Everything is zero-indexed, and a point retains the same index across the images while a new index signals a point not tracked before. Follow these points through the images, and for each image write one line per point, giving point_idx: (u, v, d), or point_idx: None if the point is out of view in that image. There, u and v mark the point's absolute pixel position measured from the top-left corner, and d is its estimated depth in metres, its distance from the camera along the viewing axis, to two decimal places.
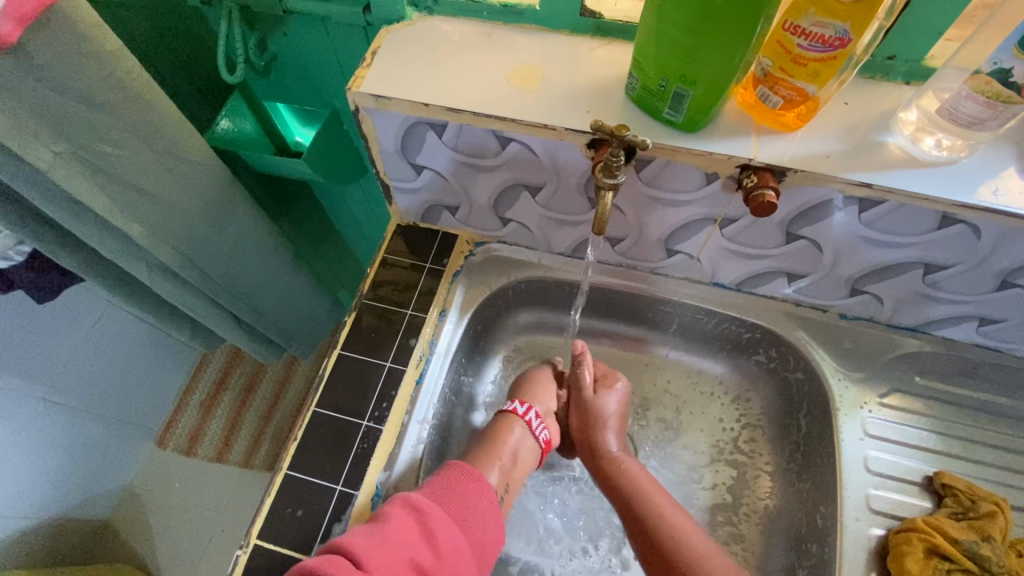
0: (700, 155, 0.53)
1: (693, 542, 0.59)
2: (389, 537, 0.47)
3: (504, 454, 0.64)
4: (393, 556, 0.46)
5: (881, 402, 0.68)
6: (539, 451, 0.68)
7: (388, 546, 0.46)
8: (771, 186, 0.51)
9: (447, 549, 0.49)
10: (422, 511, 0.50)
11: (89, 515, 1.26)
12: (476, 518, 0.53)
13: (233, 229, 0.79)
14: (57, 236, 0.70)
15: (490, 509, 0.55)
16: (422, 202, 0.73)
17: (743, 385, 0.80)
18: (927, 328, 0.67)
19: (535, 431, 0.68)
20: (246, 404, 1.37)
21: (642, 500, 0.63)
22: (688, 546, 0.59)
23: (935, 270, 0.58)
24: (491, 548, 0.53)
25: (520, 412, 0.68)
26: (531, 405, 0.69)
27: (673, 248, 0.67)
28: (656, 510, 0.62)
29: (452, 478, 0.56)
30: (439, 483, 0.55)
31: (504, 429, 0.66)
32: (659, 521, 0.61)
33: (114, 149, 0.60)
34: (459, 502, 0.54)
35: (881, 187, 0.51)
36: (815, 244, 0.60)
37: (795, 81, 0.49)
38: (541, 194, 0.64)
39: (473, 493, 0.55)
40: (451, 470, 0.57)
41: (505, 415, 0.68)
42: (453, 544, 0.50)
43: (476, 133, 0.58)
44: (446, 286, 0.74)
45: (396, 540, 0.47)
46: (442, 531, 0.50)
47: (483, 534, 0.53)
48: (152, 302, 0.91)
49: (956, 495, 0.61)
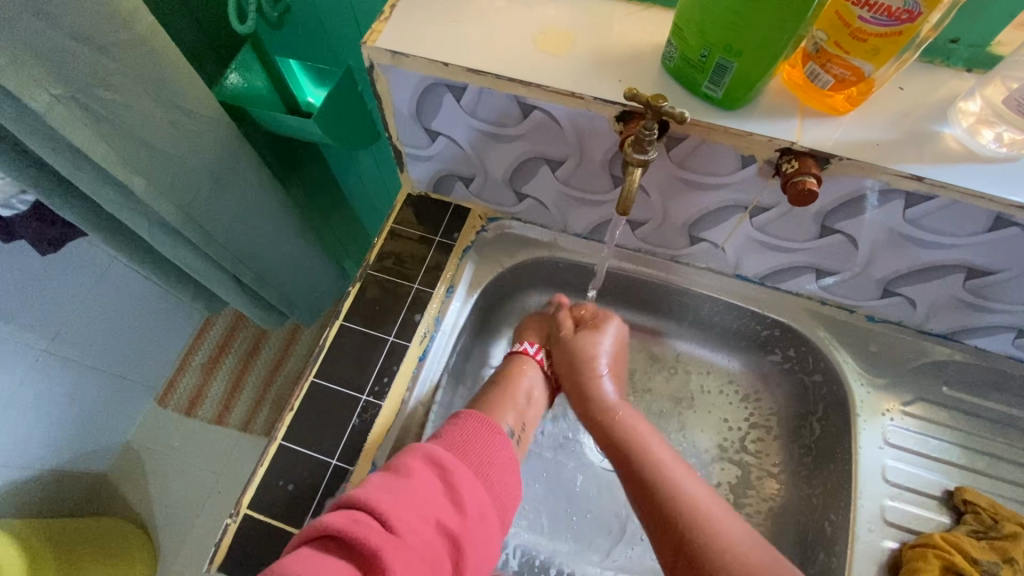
0: (737, 135, 0.49)
1: (683, 484, 0.55)
2: (414, 496, 0.43)
3: (519, 394, 0.63)
4: (420, 518, 0.42)
5: (903, 411, 0.65)
6: (550, 392, 0.68)
7: (414, 506, 0.42)
8: (813, 173, 0.48)
9: (473, 508, 0.45)
10: (446, 469, 0.47)
11: (89, 468, 1.26)
12: (498, 473, 0.50)
13: (238, 188, 0.76)
14: (57, 185, 0.68)
15: (511, 464, 0.52)
16: (435, 172, 0.69)
17: (757, 384, 0.77)
18: (959, 336, 0.63)
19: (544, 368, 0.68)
20: (246, 369, 1.35)
21: (632, 440, 0.59)
22: (674, 485, 0.54)
23: (979, 275, 0.55)
24: (513, 506, 0.50)
25: (532, 352, 0.68)
26: (541, 346, 0.70)
27: (697, 235, 0.64)
28: (647, 453, 0.58)
29: (472, 431, 0.52)
30: (460, 437, 0.51)
31: (518, 368, 0.66)
32: (649, 464, 0.57)
33: (115, 95, 0.57)
34: (481, 457, 0.50)
35: (932, 181, 0.47)
36: (851, 240, 0.56)
37: (850, 59, 0.45)
38: (561, 169, 0.61)
39: (495, 450, 0.51)
40: (470, 421, 0.52)
41: (516, 356, 0.68)
42: (479, 502, 0.46)
43: (498, 98, 0.54)
44: (455, 261, 0.70)
45: (422, 499, 0.43)
46: (467, 490, 0.46)
47: (508, 490, 0.50)
48: (155, 260, 0.89)
49: (978, 512, 0.59)
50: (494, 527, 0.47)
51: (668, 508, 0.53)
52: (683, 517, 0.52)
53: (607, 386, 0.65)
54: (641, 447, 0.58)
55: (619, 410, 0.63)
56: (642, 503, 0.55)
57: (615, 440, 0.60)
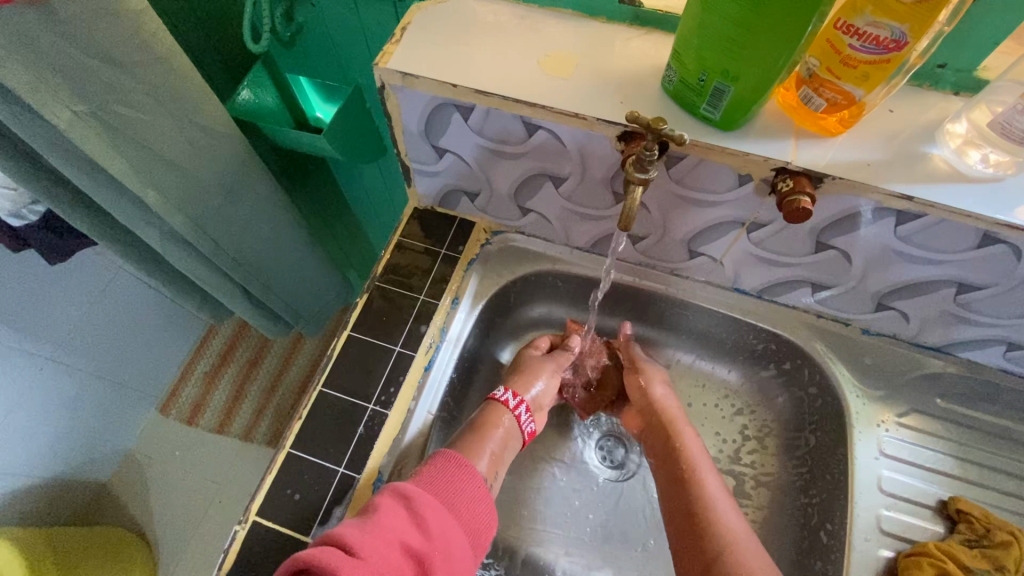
0: (735, 155, 0.51)
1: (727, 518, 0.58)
2: (378, 526, 0.45)
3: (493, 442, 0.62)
4: (384, 542, 0.43)
5: (898, 422, 0.67)
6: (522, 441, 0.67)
7: (379, 533, 0.44)
8: (807, 192, 0.50)
9: (439, 532, 0.47)
10: (412, 498, 0.48)
11: (90, 476, 1.26)
12: (465, 503, 0.52)
13: (249, 200, 0.78)
14: (71, 197, 0.69)
15: (479, 492, 0.53)
16: (441, 186, 0.71)
17: (754, 395, 0.78)
18: (951, 349, 0.65)
19: (519, 417, 0.66)
20: (249, 378, 1.36)
21: (689, 469, 0.64)
22: (719, 517, 0.59)
23: (969, 290, 0.56)
24: (484, 532, 0.52)
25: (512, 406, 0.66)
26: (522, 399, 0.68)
27: (696, 249, 0.66)
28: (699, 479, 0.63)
29: (438, 466, 0.54)
30: (426, 473, 0.53)
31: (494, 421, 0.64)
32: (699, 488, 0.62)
33: (133, 112, 0.59)
34: (448, 488, 0.52)
35: (921, 200, 0.49)
36: (845, 255, 0.58)
37: (842, 84, 0.47)
38: (565, 185, 0.63)
39: (461, 481, 0.53)
40: (437, 460, 0.54)
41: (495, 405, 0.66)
42: (444, 527, 0.48)
43: (504, 118, 0.56)
44: (460, 274, 0.72)
45: (388, 527, 0.45)
46: (432, 515, 0.48)
47: (474, 518, 0.51)
48: (164, 270, 0.91)
49: (971, 522, 0.60)
50: (464, 551, 0.48)
51: (709, 537, 0.57)
52: (723, 546, 0.56)
53: (677, 418, 0.69)
54: (697, 481, 0.62)
55: (688, 444, 0.66)
56: (683, 528, 0.60)
57: (673, 467, 0.65)
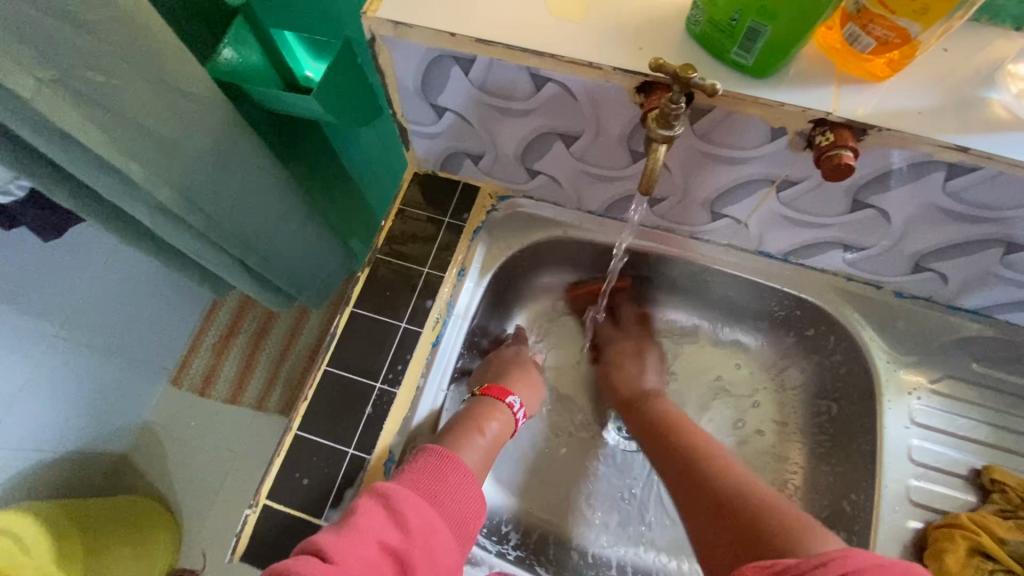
0: (768, 105, 0.45)
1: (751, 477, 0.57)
2: (356, 528, 0.44)
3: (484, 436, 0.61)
4: (361, 546, 0.42)
5: (930, 388, 0.64)
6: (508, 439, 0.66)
7: (356, 536, 0.43)
8: (849, 146, 0.45)
9: (420, 529, 0.46)
10: (393, 496, 0.47)
11: (108, 449, 1.27)
12: (450, 497, 0.50)
13: (240, 170, 0.74)
14: (51, 170, 0.65)
15: (466, 485, 0.52)
16: (443, 149, 0.66)
17: (775, 361, 0.76)
18: (990, 312, 0.61)
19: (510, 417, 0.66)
20: (258, 349, 1.35)
21: (670, 430, 0.65)
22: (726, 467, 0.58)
23: (1018, 250, 0.52)
24: (471, 522, 0.50)
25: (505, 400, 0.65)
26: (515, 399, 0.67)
27: (719, 211, 0.61)
28: (687, 432, 0.64)
29: (423, 463, 0.52)
30: (410, 469, 0.51)
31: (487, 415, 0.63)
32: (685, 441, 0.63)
33: (104, 77, 0.54)
34: (432, 482, 0.50)
35: (978, 152, 0.44)
36: (883, 214, 0.53)
37: (896, 20, 0.41)
38: (577, 144, 0.57)
39: (446, 474, 0.51)
40: (419, 457, 0.52)
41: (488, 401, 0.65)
42: (426, 521, 0.46)
43: (509, 70, 0.51)
44: (466, 243, 0.68)
45: (364, 528, 0.44)
46: (413, 512, 0.46)
47: (460, 511, 0.50)
48: (158, 243, 0.87)
49: (1005, 491, 0.58)
50: (449, 545, 0.47)
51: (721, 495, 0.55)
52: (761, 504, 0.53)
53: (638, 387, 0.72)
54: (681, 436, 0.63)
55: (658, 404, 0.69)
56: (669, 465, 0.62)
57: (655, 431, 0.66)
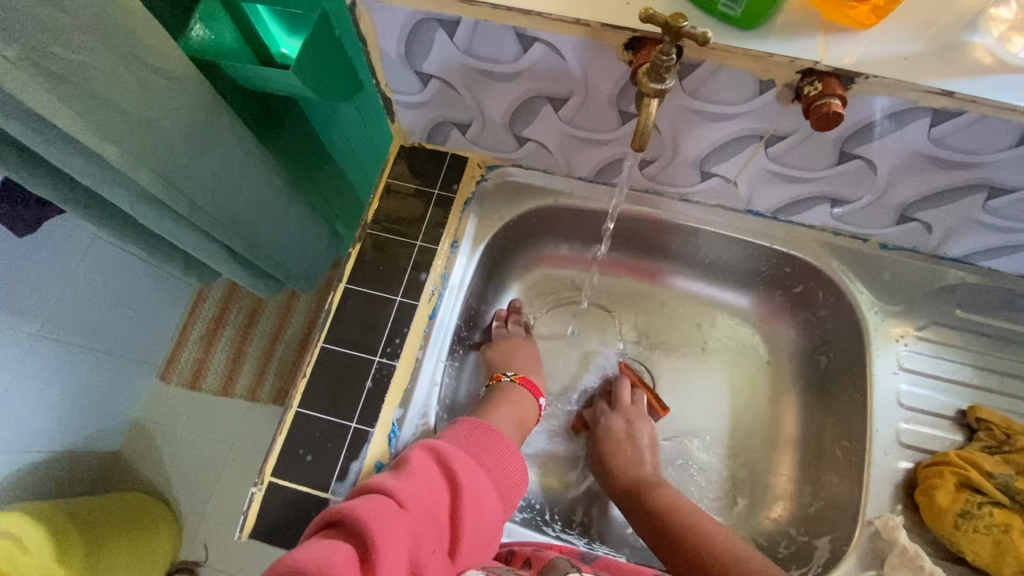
0: (756, 57, 0.46)
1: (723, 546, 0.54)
2: (415, 475, 0.45)
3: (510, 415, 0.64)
4: (422, 492, 0.44)
5: (917, 336, 0.65)
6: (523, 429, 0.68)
7: (417, 483, 0.44)
8: (838, 95, 0.45)
9: (471, 486, 0.47)
10: (443, 452, 0.49)
11: (100, 447, 1.25)
12: (495, 464, 0.52)
13: (222, 151, 0.71)
14: (21, 157, 0.63)
15: (508, 455, 0.53)
16: (429, 119, 0.65)
17: (765, 319, 0.77)
18: (972, 259, 0.63)
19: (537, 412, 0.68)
20: (247, 340, 1.33)
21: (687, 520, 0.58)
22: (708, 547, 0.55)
23: (999, 193, 0.53)
24: (513, 490, 0.52)
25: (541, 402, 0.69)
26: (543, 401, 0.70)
27: (709, 170, 0.61)
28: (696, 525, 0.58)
29: (467, 431, 0.54)
30: (452, 434, 0.53)
31: (518, 399, 0.66)
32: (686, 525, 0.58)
33: (76, 55, 0.52)
34: (477, 447, 0.52)
35: (961, 95, 0.44)
36: (870, 164, 0.54)
37: None
38: (566, 107, 0.57)
39: (489, 440, 0.53)
40: (463, 425, 0.54)
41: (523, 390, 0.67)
42: (473, 481, 0.48)
43: (494, 31, 0.50)
44: (457, 215, 0.68)
45: (423, 479, 0.45)
46: (464, 471, 0.48)
47: (503, 478, 0.52)
48: (138, 232, 0.85)
49: (991, 429, 0.61)
50: (493, 509, 0.49)
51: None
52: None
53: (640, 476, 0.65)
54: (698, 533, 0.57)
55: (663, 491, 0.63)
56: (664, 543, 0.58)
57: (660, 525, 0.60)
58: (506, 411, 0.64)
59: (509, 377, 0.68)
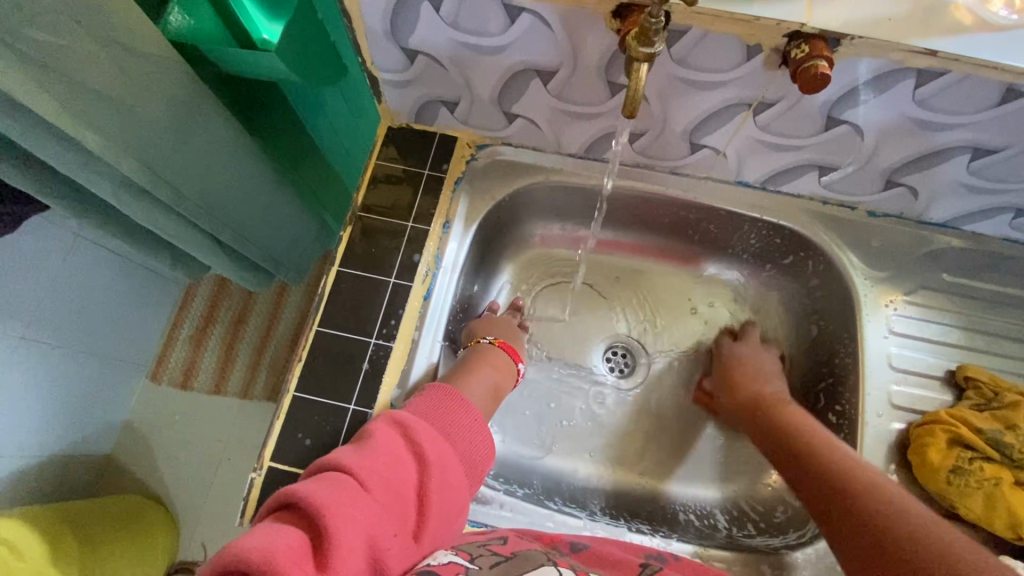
0: (743, 21, 0.46)
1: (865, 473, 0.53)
2: (376, 451, 0.44)
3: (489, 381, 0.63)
4: (382, 470, 0.43)
5: (906, 301, 0.67)
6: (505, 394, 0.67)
7: (378, 460, 0.44)
8: (824, 56, 0.45)
9: (436, 460, 0.47)
10: (406, 426, 0.48)
11: (91, 449, 1.23)
12: (461, 436, 0.51)
13: (206, 138, 0.70)
14: None
15: (475, 426, 0.53)
16: (417, 98, 0.64)
17: (757, 291, 0.78)
18: (956, 223, 0.64)
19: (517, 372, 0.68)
20: (238, 336, 1.32)
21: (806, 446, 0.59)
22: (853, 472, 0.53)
23: (983, 154, 0.54)
24: (479, 462, 0.52)
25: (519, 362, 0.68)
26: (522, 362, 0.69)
27: (698, 142, 0.62)
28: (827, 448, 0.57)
29: (436, 401, 0.53)
30: (420, 405, 0.53)
31: (494, 361, 0.65)
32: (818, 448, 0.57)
33: (53, 38, 0.50)
34: (444, 421, 0.51)
35: (946, 55, 0.45)
36: (857, 130, 0.55)
37: None
38: (554, 80, 0.57)
39: (457, 413, 0.52)
40: (431, 396, 0.53)
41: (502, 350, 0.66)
42: (439, 456, 0.47)
43: (481, 2, 0.49)
44: (448, 196, 0.67)
45: (385, 455, 0.45)
46: (430, 445, 0.48)
47: (470, 451, 0.51)
48: (122, 225, 0.83)
49: (979, 387, 0.62)
50: (458, 482, 0.48)
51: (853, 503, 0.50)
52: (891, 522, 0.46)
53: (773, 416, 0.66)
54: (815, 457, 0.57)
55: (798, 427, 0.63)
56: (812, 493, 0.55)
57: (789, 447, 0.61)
58: (483, 375, 0.62)
59: (487, 341, 0.67)
